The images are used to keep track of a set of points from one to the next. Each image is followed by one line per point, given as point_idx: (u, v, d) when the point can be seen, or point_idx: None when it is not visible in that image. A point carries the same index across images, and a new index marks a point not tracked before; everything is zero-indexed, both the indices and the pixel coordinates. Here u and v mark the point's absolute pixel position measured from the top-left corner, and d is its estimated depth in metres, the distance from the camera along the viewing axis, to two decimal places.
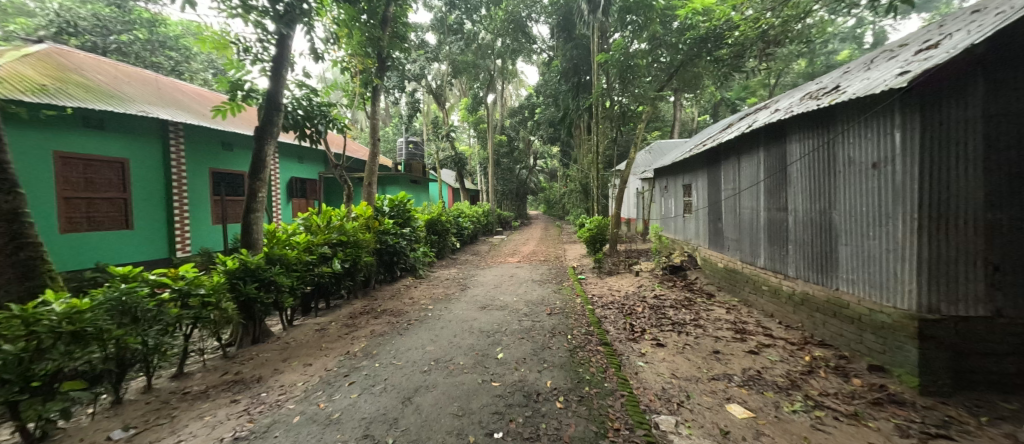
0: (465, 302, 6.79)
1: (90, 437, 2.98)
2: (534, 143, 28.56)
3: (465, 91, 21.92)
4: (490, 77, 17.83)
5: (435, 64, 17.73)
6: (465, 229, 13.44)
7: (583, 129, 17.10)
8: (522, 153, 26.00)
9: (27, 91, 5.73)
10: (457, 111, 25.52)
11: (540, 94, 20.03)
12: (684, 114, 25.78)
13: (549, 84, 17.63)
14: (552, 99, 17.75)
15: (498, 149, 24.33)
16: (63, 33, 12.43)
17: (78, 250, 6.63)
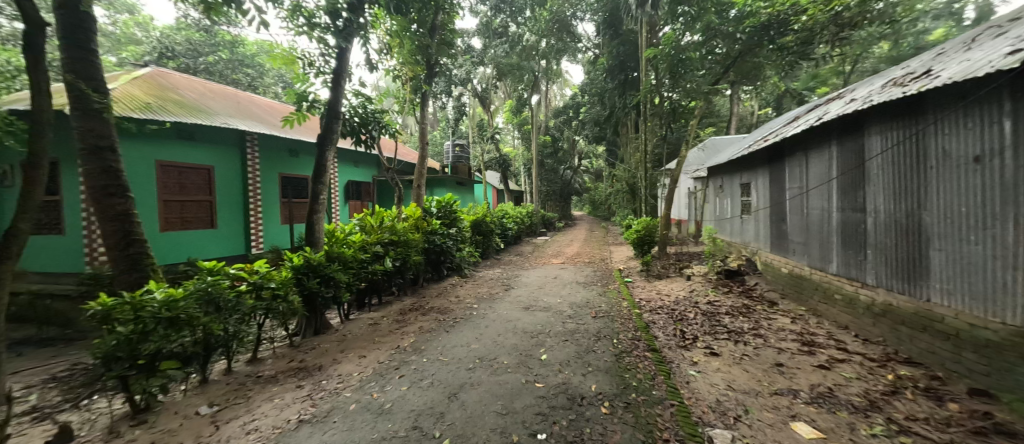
0: (509, 302, 6.86)
1: (183, 411, 3.40)
2: (579, 143, 28.17)
3: (510, 93, 22.16)
4: (536, 78, 17.82)
5: (480, 68, 18.13)
6: (510, 230, 13.59)
7: (630, 127, 16.53)
8: (567, 153, 25.73)
9: (135, 109, 6.67)
10: (502, 114, 25.86)
11: (585, 93, 19.70)
12: (742, 108, 24.10)
13: (595, 83, 17.29)
14: (598, 98, 17.35)
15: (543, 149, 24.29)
16: (163, 57, 14.35)
17: (174, 246, 7.57)
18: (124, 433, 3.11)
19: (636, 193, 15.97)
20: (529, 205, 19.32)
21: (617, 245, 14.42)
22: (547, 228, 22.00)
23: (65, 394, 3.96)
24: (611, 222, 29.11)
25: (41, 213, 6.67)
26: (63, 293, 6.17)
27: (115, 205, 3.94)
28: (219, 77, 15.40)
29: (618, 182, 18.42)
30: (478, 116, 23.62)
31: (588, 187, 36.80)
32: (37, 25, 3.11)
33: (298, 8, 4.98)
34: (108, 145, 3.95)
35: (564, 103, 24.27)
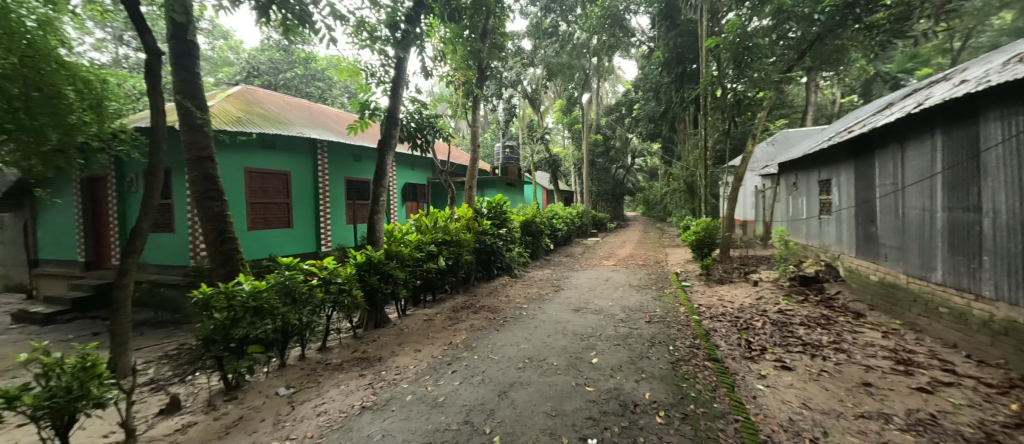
0: (559, 303, 6.81)
1: (266, 391, 3.82)
2: (634, 141, 27.16)
3: (561, 93, 21.97)
4: (587, 76, 17.45)
5: (531, 69, 18.22)
6: (560, 230, 13.49)
7: (689, 122, 15.60)
8: (620, 152, 24.94)
9: (228, 123, 7.62)
10: (552, 114, 25.68)
11: (639, 89, 18.94)
12: (822, 97, 21.68)
13: (649, 78, 16.56)
14: (654, 93, 16.56)
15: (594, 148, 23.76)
16: (250, 76, 16.26)
17: (259, 244, 8.48)
18: (219, 407, 3.57)
19: (695, 193, 15.06)
20: (580, 206, 19.02)
21: (674, 247, 13.70)
22: (599, 229, 21.50)
23: (175, 370, 4.62)
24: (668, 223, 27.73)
25: (159, 214, 7.81)
26: (170, 284, 7.20)
27: (213, 207, 4.53)
28: (295, 91, 17.05)
29: (675, 181, 17.50)
30: (529, 116, 23.67)
31: (643, 186, 35.39)
32: (156, 54, 3.66)
33: (362, 23, 5.37)
34: (207, 155, 4.55)
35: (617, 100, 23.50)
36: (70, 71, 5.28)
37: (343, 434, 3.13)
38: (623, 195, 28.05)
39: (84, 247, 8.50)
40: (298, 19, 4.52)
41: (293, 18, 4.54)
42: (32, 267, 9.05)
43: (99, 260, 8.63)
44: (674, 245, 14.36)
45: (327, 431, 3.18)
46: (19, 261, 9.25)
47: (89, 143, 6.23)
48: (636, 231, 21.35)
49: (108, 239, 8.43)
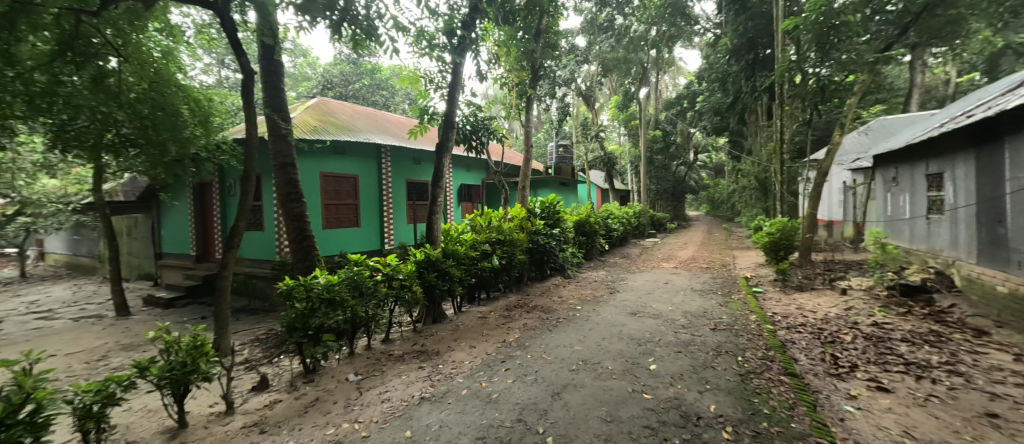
0: (614, 305, 6.60)
1: (338, 376, 4.17)
2: (697, 135, 25.53)
3: (616, 88, 21.24)
4: (645, 70, 16.67)
5: (585, 66, 17.81)
6: (615, 231, 13.05)
7: (762, 113, 14.25)
8: (682, 148, 23.58)
9: (306, 132, 8.45)
10: (608, 110, 24.93)
11: (702, 80, 17.73)
12: (929, 77, 18.67)
13: (715, 67, 15.38)
14: (720, 83, 15.34)
15: (654, 145, 22.64)
16: (325, 89, 17.85)
17: (333, 241, 9.27)
18: (299, 388, 3.97)
19: (768, 191, 13.74)
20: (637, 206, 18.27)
21: (743, 249, 12.62)
22: (658, 229, 20.48)
23: (263, 352, 5.22)
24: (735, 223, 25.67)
25: (253, 215, 8.86)
26: (257, 274, 8.05)
27: (295, 208, 5.06)
28: (362, 100, 18.44)
29: (744, 178, 16.13)
30: (583, 115, 23.17)
31: (706, 183, 33.16)
32: (249, 74, 4.16)
33: (421, 33, 5.65)
34: (290, 162, 5.08)
35: (678, 93, 22.20)
36: (185, 93, 6.20)
37: (404, 422, 3.33)
38: (685, 193, 26.50)
39: (195, 243, 9.91)
40: (365, 33, 4.89)
41: (361, 33, 4.93)
42: (157, 259, 10.75)
43: (206, 255, 10.01)
44: (742, 247, 13.22)
45: (390, 418, 3.40)
46: (149, 254, 11.04)
47: (200, 153, 7.27)
48: (699, 232, 20.03)
49: (213, 236, 9.74)
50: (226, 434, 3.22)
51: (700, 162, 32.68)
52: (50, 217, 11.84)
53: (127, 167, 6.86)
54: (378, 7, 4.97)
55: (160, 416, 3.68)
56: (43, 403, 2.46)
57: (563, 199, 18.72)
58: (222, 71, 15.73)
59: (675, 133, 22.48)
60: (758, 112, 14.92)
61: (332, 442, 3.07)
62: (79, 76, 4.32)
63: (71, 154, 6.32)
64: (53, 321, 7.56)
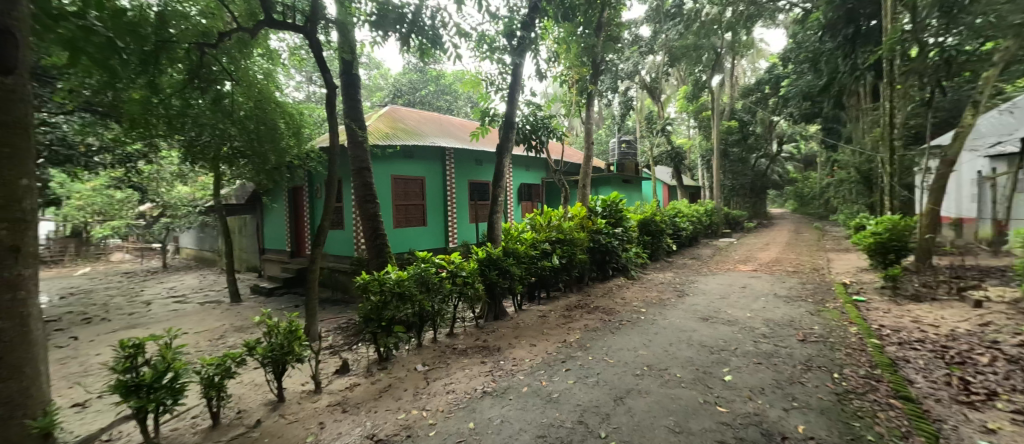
0: (683, 310, 6.19)
1: (408, 365, 4.46)
2: (781, 124, 23.01)
3: (685, 78, 19.85)
4: (718, 55, 15.33)
5: (650, 57, 16.84)
6: (683, 230, 12.23)
7: (866, 95, 12.35)
8: (763, 139, 21.38)
9: (377, 138, 9.14)
10: (676, 102, 23.45)
11: (786, 63, 15.87)
12: None
13: (804, 46, 13.63)
14: (811, 63, 13.55)
15: (730, 136, 20.80)
16: (396, 97, 19.38)
17: (402, 239, 9.91)
18: (375, 374, 4.32)
19: (874, 184, 11.88)
20: (710, 203, 16.92)
21: (839, 251, 11.06)
22: (735, 228, 18.81)
23: (343, 340, 5.76)
24: (829, 221, 22.72)
25: (336, 215, 9.78)
26: (340, 268, 8.88)
27: (371, 208, 5.50)
28: (428, 106, 19.88)
29: (840, 170, 14.14)
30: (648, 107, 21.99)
31: (792, 177, 29.78)
32: (332, 88, 4.58)
33: (482, 37, 5.82)
34: (366, 166, 5.55)
35: (758, 78, 20.14)
36: (282, 108, 7.04)
37: (467, 414, 3.46)
38: (767, 189, 24.05)
39: (290, 240, 11.23)
40: (431, 41, 5.16)
41: (427, 42, 5.21)
42: (261, 254, 12.37)
43: (299, 250, 11.29)
44: (839, 249, 11.60)
45: (455, 408, 3.56)
46: (255, 249, 12.75)
47: (294, 161, 8.21)
48: (785, 231, 18.00)
49: (303, 234, 10.95)
50: (314, 411, 3.62)
51: (785, 154, 29.45)
52: (183, 218, 14.19)
53: (239, 175, 8.00)
54: (441, 16, 5.22)
55: (262, 390, 4.24)
56: (178, 372, 2.99)
57: (626, 197, 17.99)
58: (308, 88, 17.74)
59: (755, 123, 20.43)
60: (861, 93, 12.93)
61: (403, 426, 3.30)
62: (203, 99, 5.17)
63: (198, 165, 7.52)
64: (186, 305, 9.07)
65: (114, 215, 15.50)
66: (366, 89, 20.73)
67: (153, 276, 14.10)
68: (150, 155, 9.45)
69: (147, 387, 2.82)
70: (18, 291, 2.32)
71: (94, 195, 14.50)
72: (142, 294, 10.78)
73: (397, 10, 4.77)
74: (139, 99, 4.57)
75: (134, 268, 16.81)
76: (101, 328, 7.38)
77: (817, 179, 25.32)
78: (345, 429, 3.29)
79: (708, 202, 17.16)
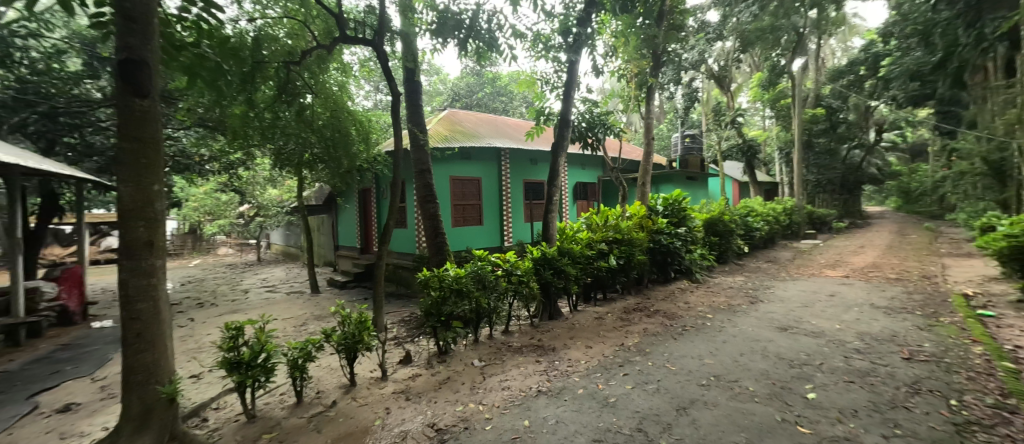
0: (756, 318, 5.66)
1: (465, 360, 4.61)
2: (882, 109, 20.06)
3: (760, 64, 18.13)
4: (801, 36, 13.77)
5: (719, 43, 15.50)
6: (756, 230, 11.20)
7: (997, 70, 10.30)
8: (858, 127, 18.81)
9: (436, 142, 9.59)
10: (749, 90, 21.48)
11: (888, 38, 13.79)
12: None
13: (911, 17, 11.74)
14: (922, 37, 11.60)
15: (815, 126, 18.58)
16: (455, 100, 20.33)
17: (460, 238, 10.25)
18: (435, 366, 4.52)
19: (1009, 177, 9.86)
20: (791, 201, 15.26)
21: (958, 256, 9.37)
22: (822, 228, 16.78)
23: (405, 332, 6.11)
24: (945, 221, 19.37)
25: (401, 214, 10.38)
26: (404, 265, 9.42)
27: (431, 208, 5.78)
28: (485, 108, 20.62)
29: (959, 160, 11.99)
30: (717, 98, 20.38)
31: (894, 169, 25.90)
32: (397, 95, 4.85)
33: (538, 36, 5.82)
34: (427, 168, 5.85)
35: (850, 58, 17.73)
36: (354, 116, 7.63)
37: (522, 411, 3.50)
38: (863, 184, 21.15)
39: (360, 238, 12.15)
40: (487, 45, 5.26)
41: (484, 46, 5.33)
42: (336, 250, 13.56)
43: (368, 247, 12.18)
44: (957, 253, 9.83)
45: (510, 405, 3.62)
46: (331, 246, 13.98)
47: (365, 165, 8.85)
48: (887, 233, 15.67)
49: (372, 232, 11.79)
50: (381, 396, 3.90)
51: (885, 142, 25.67)
52: (273, 218, 15.98)
53: (318, 178, 8.82)
54: (498, 19, 5.30)
55: (336, 374, 4.65)
56: (271, 353, 3.41)
57: (691, 195, 16.88)
58: (375, 97, 19.13)
59: (847, 110, 18.03)
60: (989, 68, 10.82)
61: (461, 418, 3.43)
62: (289, 111, 5.80)
63: (286, 170, 8.43)
64: (276, 294, 10.24)
65: (221, 215, 17.90)
66: (426, 95, 21.77)
67: (250, 268, 16.06)
68: (247, 162, 10.78)
69: (246, 364, 3.26)
70: (151, 277, 2.81)
71: (207, 197, 17.22)
72: (242, 283, 12.38)
73: (455, 17, 4.99)
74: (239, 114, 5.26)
75: (236, 260, 19.34)
76: (211, 312, 8.63)
77: (928, 172, 21.75)
78: (408, 416, 3.51)
79: (788, 200, 15.51)
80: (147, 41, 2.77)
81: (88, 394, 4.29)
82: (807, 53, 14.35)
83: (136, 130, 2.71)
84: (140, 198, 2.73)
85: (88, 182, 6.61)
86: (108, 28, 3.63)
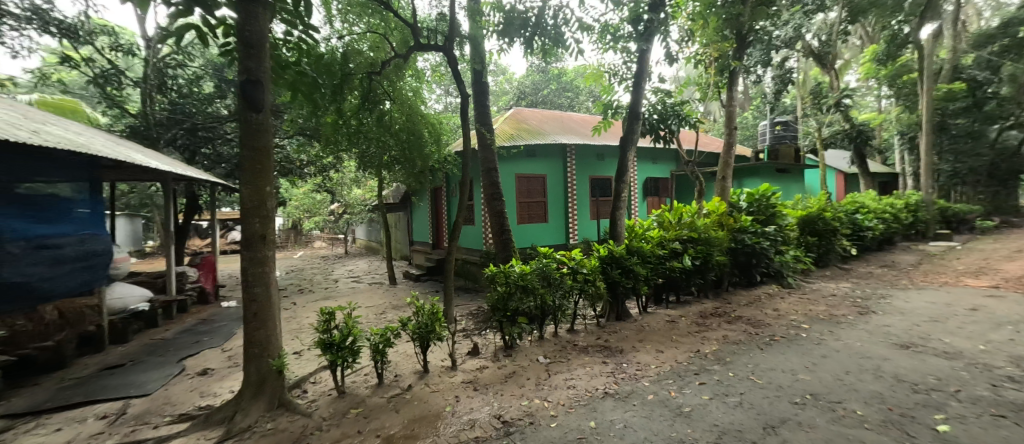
0: (867, 331, 4.86)
1: (531, 355, 4.65)
2: None
3: (873, 34, 15.49)
4: None
5: (820, 16, 13.57)
6: (865, 230, 9.64)
7: None
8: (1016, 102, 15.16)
9: (502, 141, 9.79)
10: (859, 67, 18.51)
11: None
12: None
13: None
14: None
15: (951, 104, 15.38)
16: (521, 99, 20.53)
17: (525, 235, 10.32)
18: (502, 360, 4.63)
19: None
20: (917, 195, 12.82)
21: None
22: (961, 227, 13.85)
23: (473, 325, 6.36)
24: None
25: (469, 212, 10.79)
26: (472, 260, 9.78)
27: (498, 206, 5.92)
28: (550, 105, 20.53)
29: None
30: (816, 79, 17.87)
31: None
32: (466, 97, 5.01)
33: (606, 27, 5.64)
34: (494, 167, 6.01)
35: (1004, 17, 14.36)
36: (426, 119, 8.10)
37: (588, 412, 3.44)
38: None
39: (432, 234, 12.89)
40: (553, 41, 5.20)
41: (549, 42, 5.29)
42: (411, 245, 14.54)
43: (439, 243, 12.87)
44: None
45: (576, 404, 3.59)
46: (407, 241, 15.00)
47: (437, 165, 9.33)
48: None
49: (443, 229, 12.42)
50: (451, 385, 4.10)
51: None
52: (358, 215, 17.65)
53: (395, 179, 9.52)
54: (564, 13, 5.22)
55: (411, 360, 5.01)
56: (356, 337, 3.77)
57: (783, 190, 15.05)
58: (446, 99, 20.09)
59: (997, 82, 14.65)
60: None
61: (526, 413, 3.48)
62: (371, 118, 6.32)
63: (369, 172, 9.24)
64: (361, 284, 11.31)
65: (317, 212, 20.22)
66: (493, 95, 22.33)
67: (340, 261, 17.92)
68: (337, 165, 12.05)
69: (337, 346, 3.65)
70: (265, 265, 3.29)
71: (306, 197, 19.65)
72: (333, 274, 13.89)
73: (521, 15, 5.01)
74: (331, 123, 5.91)
75: (328, 253, 21.73)
76: (308, 298, 9.84)
77: None
78: (475, 405, 3.65)
79: (912, 193, 13.05)
80: (260, 64, 3.22)
81: (219, 361, 5.17)
82: (940, 16, 11.91)
83: (252, 141, 3.18)
84: (255, 198, 3.21)
85: (220, 185, 7.91)
86: (233, 55, 4.29)
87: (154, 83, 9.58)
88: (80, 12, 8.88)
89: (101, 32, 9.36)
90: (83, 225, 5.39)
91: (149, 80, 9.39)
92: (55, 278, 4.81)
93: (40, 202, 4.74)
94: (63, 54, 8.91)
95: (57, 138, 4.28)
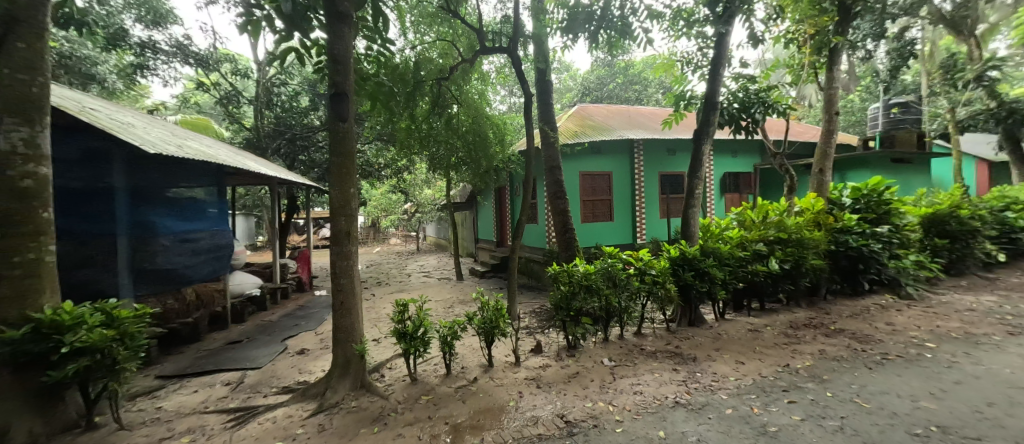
0: (1020, 356, 3.93)
1: (595, 357, 4.53)
2: None
3: None
4: None
5: None
6: (1018, 232, 7.81)
7: None
8: None
9: (568, 138, 9.67)
10: (1010, 31, 15.02)
11: None
12: None
13: None
14: None
15: None
16: (586, 95, 20.07)
17: (591, 234, 10.07)
18: (565, 359, 4.58)
19: None
20: None
21: None
22: None
23: (536, 323, 6.38)
24: None
25: (533, 211, 10.85)
26: (536, 258, 9.83)
27: (561, 204, 5.87)
28: (617, 99, 19.79)
29: None
30: (948, 49, 14.86)
31: None
32: (529, 96, 5.03)
33: (680, 12, 5.27)
34: (558, 165, 5.96)
35: None
36: (491, 121, 8.31)
37: (657, 421, 3.26)
38: None
39: (497, 232, 13.20)
40: (621, 31, 4.99)
41: (616, 34, 5.09)
42: (477, 242, 15.05)
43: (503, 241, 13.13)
44: None
45: (643, 411, 3.42)
46: (473, 239, 15.57)
47: (501, 165, 9.53)
48: None
49: (507, 227, 12.65)
50: (515, 380, 4.17)
51: None
52: (429, 214, 18.73)
53: (462, 179, 9.90)
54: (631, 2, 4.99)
55: (477, 354, 5.17)
56: (426, 328, 4.01)
57: (901, 183, 12.80)
58: (510, 100, 20.41)
59: None
60: None
61: (590, 415, 3.41)
62: (439, 122, 6.65)
63: (438, 174, 9.72)
64: (430, 279, 11.96)
65: (394, 211, 21.85)
66: (557, 93, 22.16)
67: (412, 256, 19.15)
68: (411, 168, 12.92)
69: (410, 336, 3.91)
70: (349, 259, 3.64)
71: (384, 197, 21.38)
72: (407, 268, 14.88)
73: (586, 9, 4.87)
74: (404, 127, 6.34)
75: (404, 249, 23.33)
76: (384, 290, 10.70)
77: None
78: (538, 403, 3.67)
79: None
80: (346, 78, 3.56)
81: (314, 343, 5.84)
82: None
83: (339, 148, 3.53)
84: (342, 200, 3.57)
85: (314, 188, 8.93)
86: (323, 72, 4.78)
87: (264, 101, 11.11)
88: (210, 45, 10.58)
89: (225, 60, 11.09)
90: (212, 223, 6.42)
91: (260, 97, 10.91)
92: (195, 266, 5.77)
93: (183, 204, 5.75)
94: (198, 81, 10.71)
95: (195, 150, 5.16)
